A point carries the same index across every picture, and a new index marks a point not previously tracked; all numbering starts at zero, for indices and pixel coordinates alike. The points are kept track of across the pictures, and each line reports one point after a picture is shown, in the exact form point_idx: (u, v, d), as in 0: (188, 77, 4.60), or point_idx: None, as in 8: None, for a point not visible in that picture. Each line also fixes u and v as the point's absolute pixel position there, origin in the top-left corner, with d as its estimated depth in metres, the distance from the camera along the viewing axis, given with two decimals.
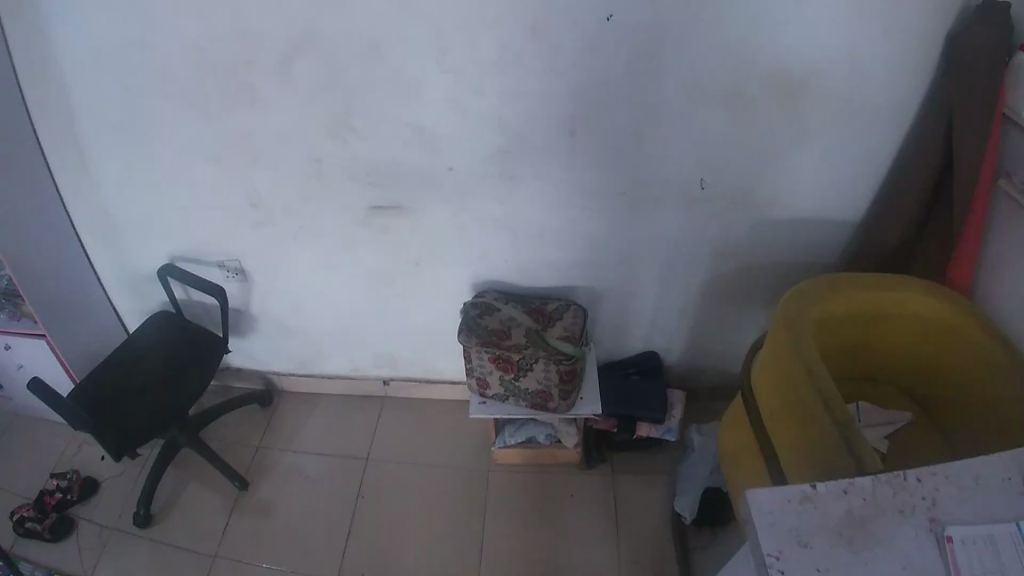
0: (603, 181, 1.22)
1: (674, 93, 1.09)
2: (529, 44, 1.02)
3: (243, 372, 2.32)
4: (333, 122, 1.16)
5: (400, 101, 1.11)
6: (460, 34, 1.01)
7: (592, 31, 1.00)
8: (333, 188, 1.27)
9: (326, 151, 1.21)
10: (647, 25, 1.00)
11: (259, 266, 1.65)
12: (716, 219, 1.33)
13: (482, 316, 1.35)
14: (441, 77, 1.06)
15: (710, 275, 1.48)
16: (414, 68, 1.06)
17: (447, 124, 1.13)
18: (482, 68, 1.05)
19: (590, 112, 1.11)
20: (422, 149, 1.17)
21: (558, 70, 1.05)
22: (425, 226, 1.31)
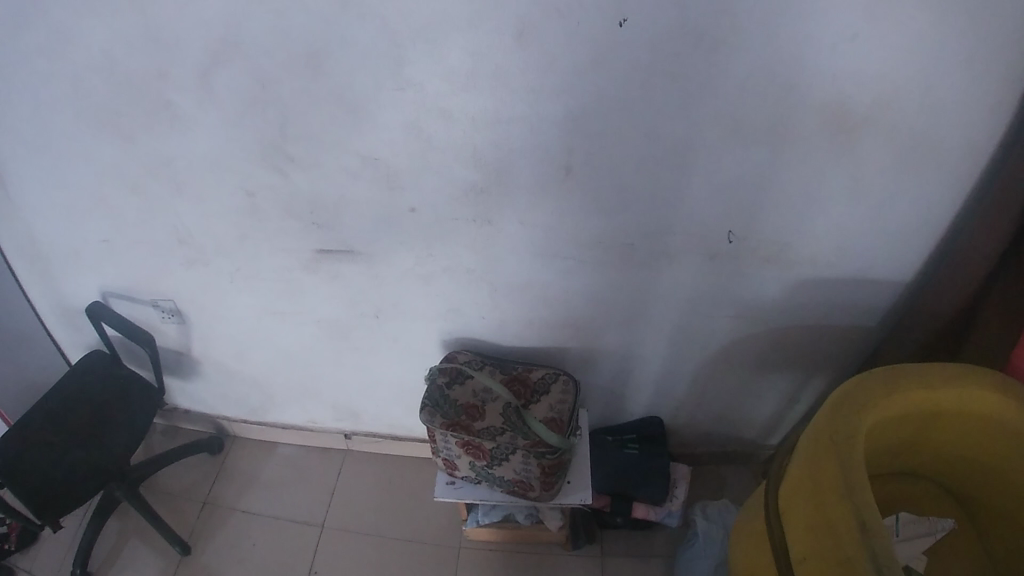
0: (604, 227, 0.99)
1: (699, 124, 0.86)
2: (516, 55, 0.78)
3: (193, 414, 2.08)
4: (266, 150, 0.91)
5: (348, 128, 0.87)
6: (426, 41, 0.78)
7: (600, 41, 0.77)
8: (271, 229, 1.04)
9: (259, 183, 0.96)
10: (669, 36, 0.77)
11: (199, 307, 1.41)
12: (737, 275, 1.11)
13: (451, 388, 1.16)
14: (402, 95, 0.83)
15: (727, 326, 1.26)
16: (365, 88, 0.82)
17: (408, 156, 0.89)
18: (452, 87, 0.81)
19: (591, 144, 0.88)
20: (377, 188, 0.93)
21: (552, 91, 0.82)
22: (384, 276, 1.08)
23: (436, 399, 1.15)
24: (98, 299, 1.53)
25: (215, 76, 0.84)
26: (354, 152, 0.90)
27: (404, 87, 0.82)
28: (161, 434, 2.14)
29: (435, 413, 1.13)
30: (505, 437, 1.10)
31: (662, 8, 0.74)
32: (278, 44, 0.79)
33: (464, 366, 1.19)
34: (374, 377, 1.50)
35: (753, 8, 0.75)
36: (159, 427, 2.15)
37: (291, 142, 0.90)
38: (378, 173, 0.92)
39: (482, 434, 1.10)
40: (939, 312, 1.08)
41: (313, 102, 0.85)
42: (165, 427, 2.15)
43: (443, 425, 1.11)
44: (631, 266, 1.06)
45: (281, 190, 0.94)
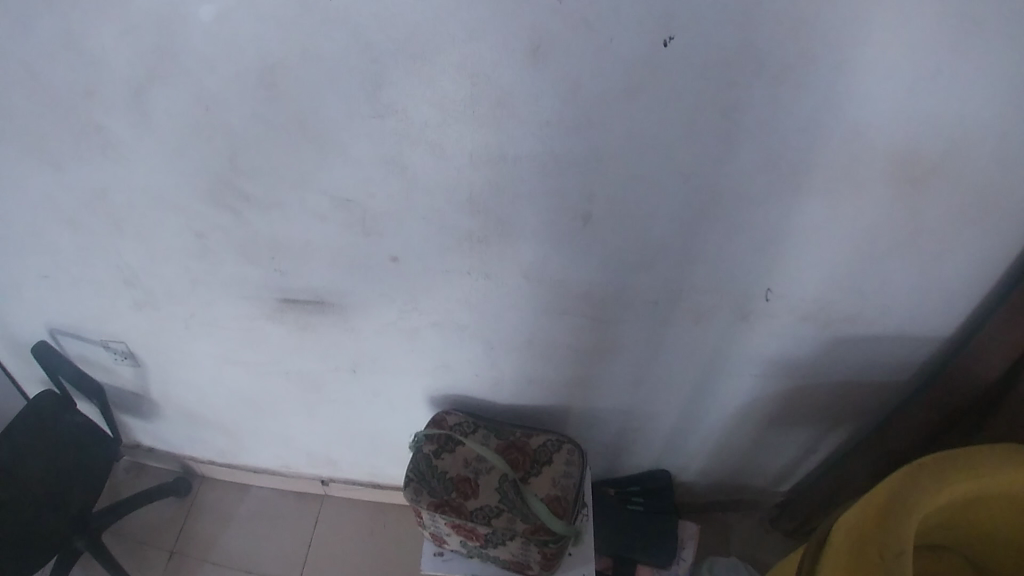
0: (624, 283, 0.82)
1: (760, 168, 0.66)
2: (526, 79, 0.57)
3: (158, 453, 1.90)
4: (212, 187, 0.73)
5: (310, 163, 0.67)
6: (405, 54, 0.56)
7: (640, 63, 0.56)
8: (231, 273, 0.88)
9: (211, 224, 0.79)
10: (736, 59, 0.56)
11: (153, 350, 1.24)
12: (773, 328, 0.96)
13: (440, 458, 1.02)
14: (374, 126, 0.62)
15: (750, 382, 1.12)
16: (328, 112, 0.61)
17: (389, 197, 0.67)
18: (443, 115, 0.60)
19: (617, 194, 0.68)
20: (349, 235, 0.73)
21: (573, 125, 0.61)
22: (361, 329, 0.92)
23: (423, 472, 1.01)
24: (48, 338, 1.37)
25: (141, 96, 0.65)
26: (320, 190, 0.68)
27: (380, 113, 0.61)
28: (127, 472, 1.96)
29: (421, 488, 1.00)
30: (500, 520, 0.96)
31: (727, 23, 0.53)
32: (214, 57, 0.59)
33: (455, 431, 1.05)
34: (352, 428, 1.33)
35: (854, 24, 0.54)
36: (123, 463, 1.97)
37: (240, 177, 0.70)
38: (352, 216, 0.70)
39: (474, 516, 0.96)
40: (986, 376, 0.98)
41: (263, 127, 0.64)
42: (130, 464, 1.98)
43: (430, 504, 0.98)
44: (652, 320, 0.91)
45: (236, 232, 0.79)
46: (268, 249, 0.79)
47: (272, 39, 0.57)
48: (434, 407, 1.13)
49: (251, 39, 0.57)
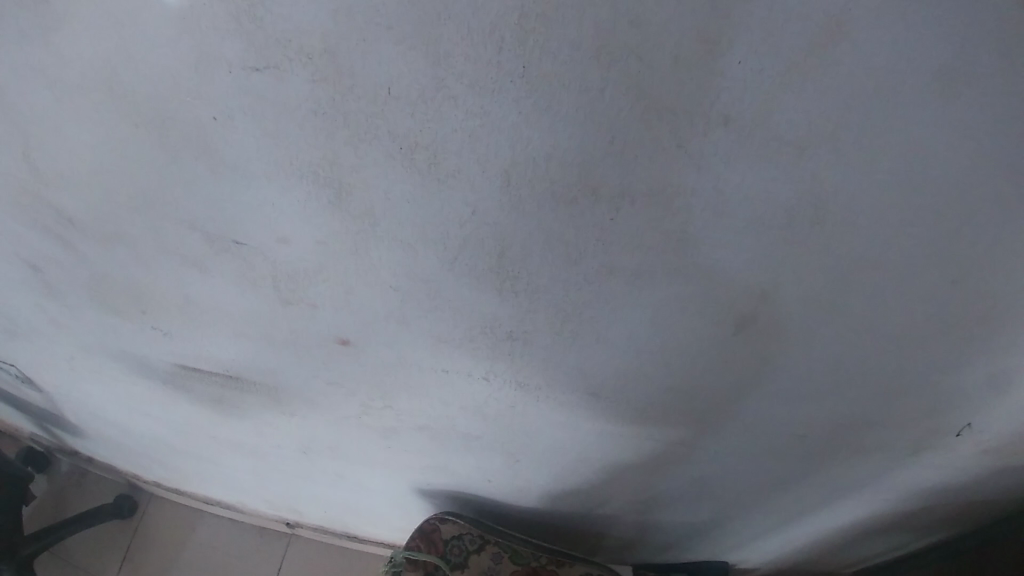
0: (749, 412, 0.45)
1: None
2: (692, 10, 0.20)
3: (99, 464, 1.46)
4: (9, 201, 0.39)
5: (158, 167, 0.31)
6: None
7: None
8: (95, 316, 0.52)
9: (37, 252, 0.45)
10: None
11: (47, 381, 0.89)
12: (960, 471, 0.59)
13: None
14: (275, 102, 0.25)
15: (863, 511, 0.74)
16: (157, 50, 0.24)
17: (324, 241, 0.32)
18: (442, 89, 0.23)
19: (808, 284, 0.32)
20: (257, 303, 0.39)
21: (776, 134, 0.24)
22: (305, 415, 0.58)
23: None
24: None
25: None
26: (183, 220, 0.33)
27: (274, 65, 0.23)
28: (67, 478, 1.52)
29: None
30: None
31: None
32: None
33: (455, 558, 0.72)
34: (311, 500, 0.98)
35: None
36: (63, 466, 1.52)
37: (49, 188, 0.36)
38: (256, 274, 0.36)
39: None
40: None
41: (46, 83, 0.28)
42: (71, 467, 1.53)
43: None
44: (771, 458, 0.53)
45: (77, 269, 0.45)
46: (133, 302, 0.46)
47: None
48: (421, 501, 0.79)
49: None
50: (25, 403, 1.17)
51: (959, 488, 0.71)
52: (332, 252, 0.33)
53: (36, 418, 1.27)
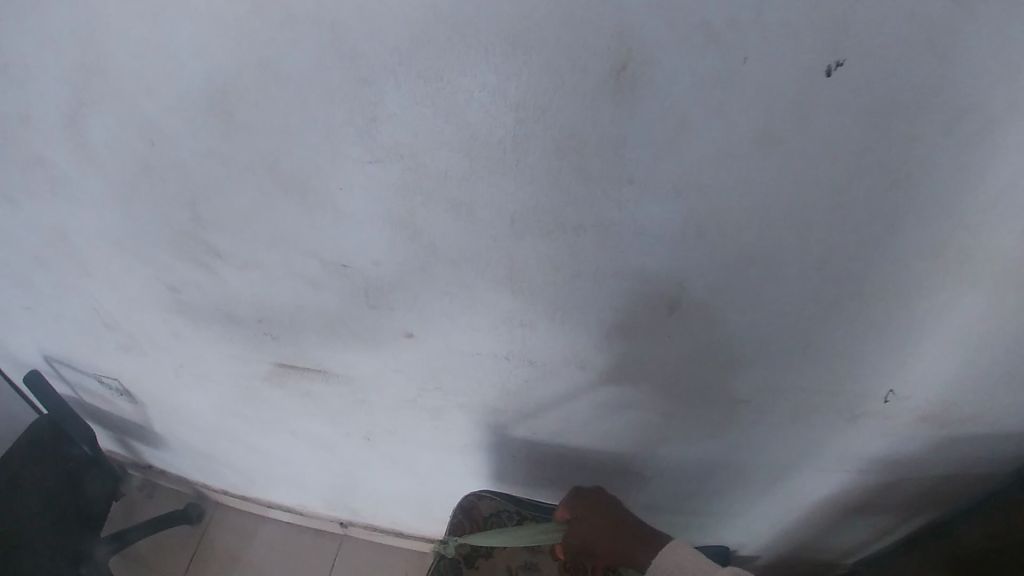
0: (703, 384, 0.60)
1: (941, 253, 0.44)
2: (603, 119, 0.36)
3: (171, 475, 1.63)
4: (177, 238, 0.56)
5: (293, 217, 0.48)
6: (416, 75, 0.36)
7: (791, 95, 0.35)
8: (216, 327, 0.69)
9: (183, 278, 0.62)
10: (934, 106, 0.35)
11: (146, 392, 1.07)
12: (893, 441, 0.73)
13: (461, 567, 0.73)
14: (375, 177, 0.42)
15: (830, 483, 0.87)
16: (309, 149, 0.42)
17: (398, 263, 0.49)
18: (474, 166, 0.40)
19: (718, 283, 0.47)
20: (349, 306, 0.56)
21: (667, 186, 0.40)
22: (370, 402, 0.75)
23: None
24: (36, 362, 1.14)
25: (67, 112, 0.49)
26: (305, 251, 0.51)
27: (378, 158, 0.41)
28: (140, 491, 1.69)
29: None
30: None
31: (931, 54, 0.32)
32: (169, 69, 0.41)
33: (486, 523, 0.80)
34: (366, 489, 1.14)
35: None
36: (135, 481, 1.69)
37: (210, 233, 0.53)
38: (348, 286, 0.53)
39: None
40: None
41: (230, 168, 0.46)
42: (143, 482, 1.70)
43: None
44: (732, 425, 0.68)
45: (212, 289, 0.62)
46: (251, 312, 0.63)
47: (226, 39, 0.38)
48: (461, 481, 0.94)
49: (195, 47, 0.39)
50: (114, 420, 1.34)
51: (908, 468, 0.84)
52: (401, 269, 0.50)
53: (121, 434, 1.45)
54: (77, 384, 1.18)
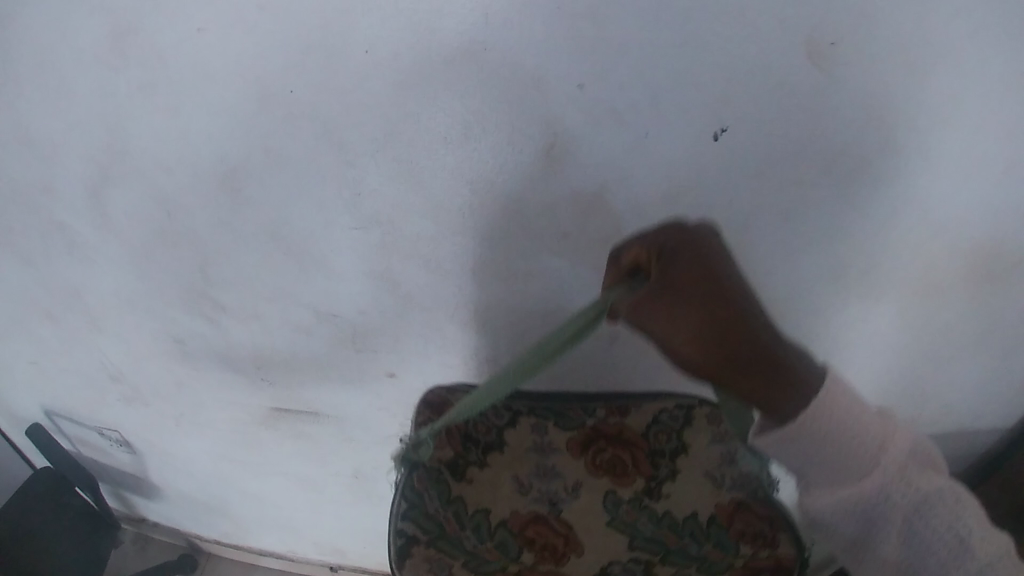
0: None
1: (813, 274, 0.57)
2: (548, 177, 0.50)
3: (162, 529, 1.66)
4: (185, 294, 0.66)
5: (296, 259, 0.58)
6: (391, 138, 0.48)
7: (687, 153, 0.48)
8: (215, 377, 0.77)
9: (189, 331, 0.70)
10: (788, 156, 0.48)
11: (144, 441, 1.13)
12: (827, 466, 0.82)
13: (442, 481, 0.56)
14: (362, 218, 0.54)
15: None
16: (309, 198, 0.53)
17: (381, 295, 0.59)
18: (435, 224, 0.53)
19: None
20: (337, 348, 0.66)
21: (598, 225, 0.53)
22: (357, 444, 0.82)
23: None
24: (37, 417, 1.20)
25: (91, 187, 0.59)
26: (303, 292, 0.61)
27: (366, 204, 0.53)
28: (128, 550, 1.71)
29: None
30: (551, 463, 0.59)
31: (782, 122, 0.46)
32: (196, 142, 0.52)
33: (464, 425, 0.59)
34: (355, 528, 1.21)
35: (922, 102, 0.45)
36: (124, 539, 1.72)
37: (219, 283, 0.63)
38: (341, 322, 0.63)
39: (497, 510, 0.56)
40: None
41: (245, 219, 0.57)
42: (132, 539, 1.72)
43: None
44: None
45: (215, 340, 0.70)
46: (250, 360, 0.71)
47: (248, 115, 0.49)
48: None
49: (209, 135, 0.51)
50: (109, 474, 1.39)
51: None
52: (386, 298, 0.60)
53: (114, 489, 1.49)
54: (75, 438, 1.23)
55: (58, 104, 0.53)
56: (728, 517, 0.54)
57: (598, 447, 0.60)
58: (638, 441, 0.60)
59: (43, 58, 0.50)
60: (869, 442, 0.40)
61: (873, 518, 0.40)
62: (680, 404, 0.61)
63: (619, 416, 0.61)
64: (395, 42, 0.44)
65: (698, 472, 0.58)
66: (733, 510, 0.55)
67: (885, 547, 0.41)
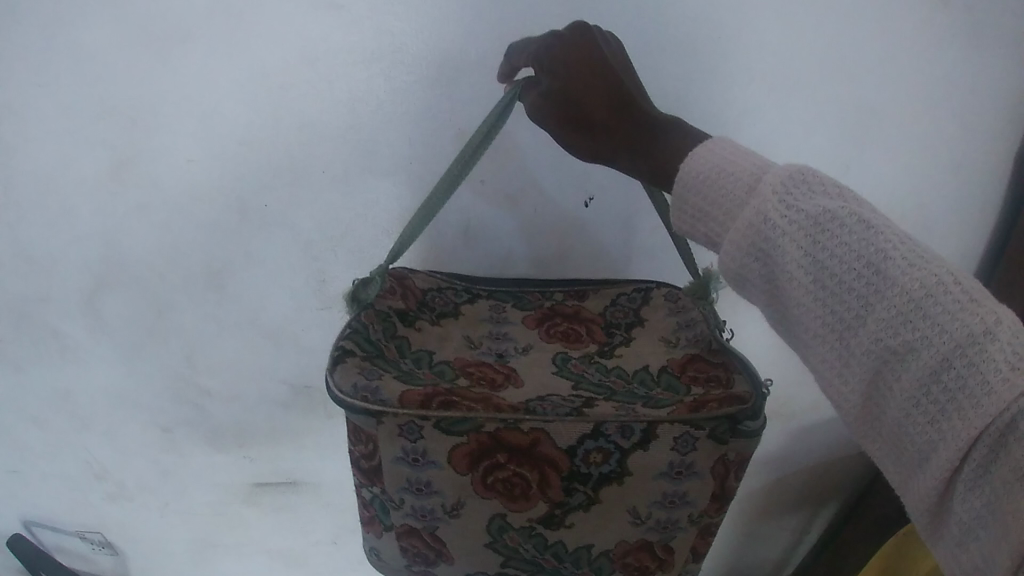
0: None
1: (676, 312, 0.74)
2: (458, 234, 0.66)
3: None
4: (172, 383, 0.75)
5: (269, 341, 0.70)
6: (341, 227, 0.62)
7: (563, 216, 0.66)
8: (197, 460, 0.85)
9: (173, 417, 0.79)
10: (641, 212, 0.66)
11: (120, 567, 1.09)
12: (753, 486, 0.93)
13: (390, 322, 0.57)
14: (322, 296, 0.66)
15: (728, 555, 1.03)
16: (280, 285, 0.66)
17: None
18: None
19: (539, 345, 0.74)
20: (311, 415, 0.76)
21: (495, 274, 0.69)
22: (332, 514, 0.89)
23: (398, 396, 0.49)
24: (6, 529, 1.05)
25: (89, 293, 0.69)
26: (278, 368, 0.72)
27: (325, 283, 0.66)
28: None
29: (453, 512, 0.52)
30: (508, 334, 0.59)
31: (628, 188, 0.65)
32: (183, 245, 0.64)
33: (423, 293, 0.61)
34: None
35: None
36: None
37: (203, 370, 0.73)
38: (312, 394, 0.74)
39: (441, 354, 0.56)
40: None
41: (221, 311, 0.68)
42: None
43: (427, 432, 0.49)
44: None
45: (198, 425, 0.79)
46: (232, 438, 0.79)
47: (226, 219, 0.62)
48: None
49: (197, 242, 0.64)
50: None
51: (787, 535, 1.01)
52: None
53: None
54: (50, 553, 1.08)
55: (64, 223, 0.64)
56: (678, 368, 0.56)
57: (553, 322, 0.60)
58: (595, 318, 0.61)
59: (58, 185, 0.62)
60: (739, 192, 0.40)
61: (768, 249, 0.39)
62: (638, 288, 0.62)
63: (576, 299, 0.62)
64: (345, 159, 0.59)
65: (655, 336, 0.60)
66: (691, 365, 0.56)
67: (794, 268, 0.38)
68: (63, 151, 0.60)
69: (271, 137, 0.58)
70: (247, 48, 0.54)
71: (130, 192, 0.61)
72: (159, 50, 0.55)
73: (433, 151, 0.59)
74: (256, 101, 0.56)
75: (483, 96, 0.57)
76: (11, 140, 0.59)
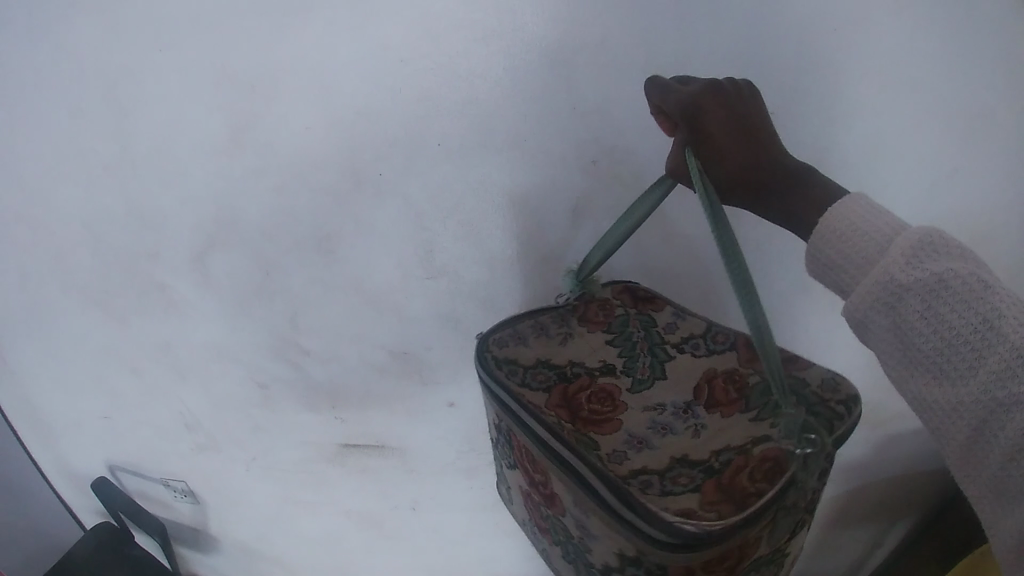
0: None
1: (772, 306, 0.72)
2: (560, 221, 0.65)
3: None
4: (274, 342, 0.78)
5: (371, 307, 0.72)
6: (450, 203, 0.64)
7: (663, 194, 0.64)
8: (289, 418, 0.88)
9: (272, 375, 0.82)
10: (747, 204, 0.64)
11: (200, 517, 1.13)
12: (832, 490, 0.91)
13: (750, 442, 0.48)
14: (426, 269, 0.68)
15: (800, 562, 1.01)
16: (385, 255, 0.68)
17: (441, 335, 0.73)
18: (491, 274, 0.68)
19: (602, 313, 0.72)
20: (403, 381, 0.78)
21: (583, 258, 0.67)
22: (411, 481, 0.92)
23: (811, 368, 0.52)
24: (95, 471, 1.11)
25: (201, 251, 0.72)
26: (376, 333, 0.74)
27: (428, 256, 0.67)
28: None
29: None
30: (643, 434, 0.52)
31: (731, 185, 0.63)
32: (296, 211, 0.66)
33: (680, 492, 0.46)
34: None
35: None
36: None
37: (304, 331, 0.75)
38: (407, 361, 0.76)
39: (737, 425, 0.51)
40: None
41: (327, 276, 0.70)
42: None
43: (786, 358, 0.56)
44: None
45: (295, 383, 0.82)
46: (326, 397, 0.82)
47: (340, 188, 0.64)
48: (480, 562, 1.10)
49: (310, 209, 0.66)
50: None
51: (858, 544, 0.99)
52: (444, 339, 0.73)
53: None
54: (133, 495, 1.13)
55: (186, 182, 0.67)
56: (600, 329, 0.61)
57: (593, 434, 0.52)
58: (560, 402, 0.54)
59: (180, 144, 0.64)
60: (879, 241, 0.40)
61: (892, 301, 0.39)
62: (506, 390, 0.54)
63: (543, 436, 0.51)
64: (461, 133, 0.60)
65: (559, 348, 0.59)
66: (591, 319, 0.61)
67: (919, 333, 0.38)
68: (192, 113, 0.62)
69: (388, 110, 0.60)
70: (373, 23, 0.56)
71: (252, 157, 0.64)
72: (282, 22, 0.57)
73: (545, 130, 0.60)
74: (376, 76, 0.58)
75: (600, 79, 0.57)
76: (137, 101, 0.63)
